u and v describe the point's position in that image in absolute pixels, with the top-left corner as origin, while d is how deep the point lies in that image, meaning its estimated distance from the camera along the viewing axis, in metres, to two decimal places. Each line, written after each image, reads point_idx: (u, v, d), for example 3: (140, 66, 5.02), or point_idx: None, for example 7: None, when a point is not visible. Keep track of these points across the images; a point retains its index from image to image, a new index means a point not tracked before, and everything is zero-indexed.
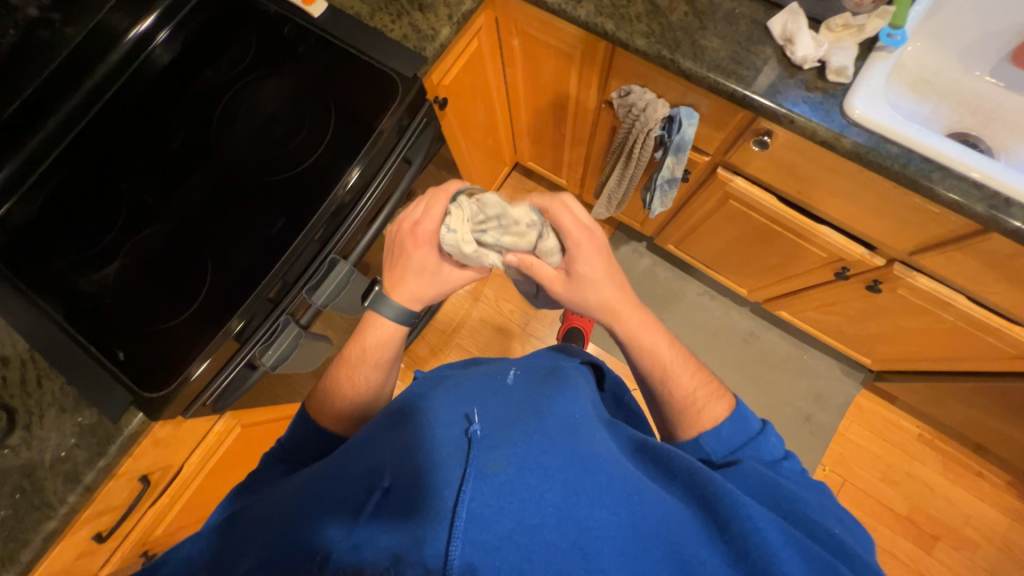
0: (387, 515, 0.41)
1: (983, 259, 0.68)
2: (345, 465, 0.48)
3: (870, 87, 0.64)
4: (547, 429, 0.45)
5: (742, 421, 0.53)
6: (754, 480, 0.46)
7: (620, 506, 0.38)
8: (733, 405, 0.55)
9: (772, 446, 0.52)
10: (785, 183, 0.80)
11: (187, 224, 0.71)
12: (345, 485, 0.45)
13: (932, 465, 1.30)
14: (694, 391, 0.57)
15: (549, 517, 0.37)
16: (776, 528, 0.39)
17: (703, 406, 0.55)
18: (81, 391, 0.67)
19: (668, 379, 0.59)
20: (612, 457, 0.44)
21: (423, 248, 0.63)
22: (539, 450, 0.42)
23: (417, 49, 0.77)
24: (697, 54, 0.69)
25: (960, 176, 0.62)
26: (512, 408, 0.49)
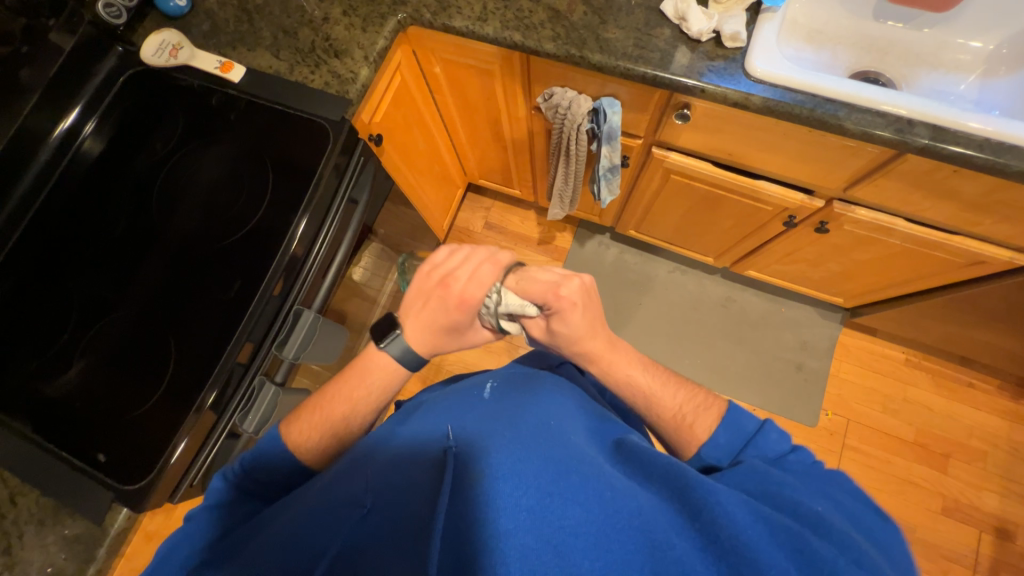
0: (370, 535, 0.42)
1: (907, 180, 0.72)
2: (326, 493, 0.46)
3: (766, 45, 0.69)
4: (523, 434, 0.46)
5: (734, 426, 0.53)
6: (745, 471, 0.45)
7: (594, 504, 0.39)
8: (722, 413, 0.55)
9: (774, 443, 0.50)
10: (715, 148, 0.84)
11: (144, 306, 0.70)
12: (324, 505, 0.45)
13: (925, 386, 1.33)
14: (681, 408, 0.57)
15: (522, 521, 0.38)
16: (745, 507, 0.38)
17: (693, 425, 0.55)
18: (58, 501, 0.65)
19: (652, 404, 0.58)
20: (589, 453, 0.44)
21: (462, 310, 0.60)
22: (515, 457, 0.43)
23: (341, 93, 0.79)
24: (605, 47, 0.73)
25: (865, 109, 0.66)
26: (491, 417, 0.50)
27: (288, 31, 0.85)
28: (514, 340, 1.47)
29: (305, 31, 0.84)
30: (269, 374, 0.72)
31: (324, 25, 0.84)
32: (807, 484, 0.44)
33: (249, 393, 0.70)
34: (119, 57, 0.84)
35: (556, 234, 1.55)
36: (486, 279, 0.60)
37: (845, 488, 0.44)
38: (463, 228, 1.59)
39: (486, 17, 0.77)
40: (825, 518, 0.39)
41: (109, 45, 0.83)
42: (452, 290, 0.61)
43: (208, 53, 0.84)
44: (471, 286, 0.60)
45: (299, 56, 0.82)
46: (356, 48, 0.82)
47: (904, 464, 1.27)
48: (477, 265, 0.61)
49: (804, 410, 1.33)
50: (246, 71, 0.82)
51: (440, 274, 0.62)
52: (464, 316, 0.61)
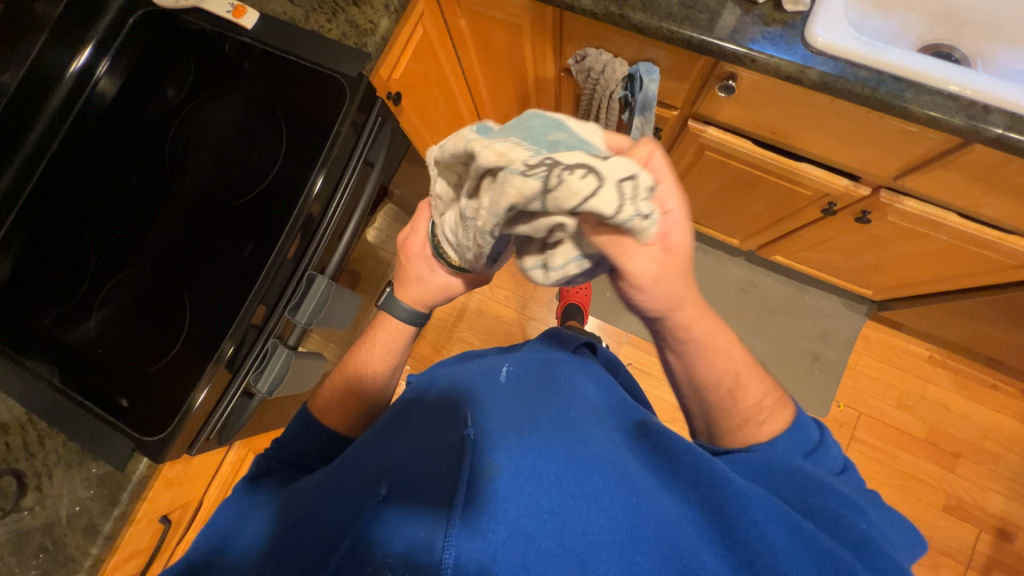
0: (391, 510, 0.42)
1: (967, 172, 0.66)
2: (346, 474, 0.47)
3: (831, 10, 0.61)
4: (544, 430, 0.45)
5: (803, 434, 0.52)
6: (781, 477, 0.44)
7: (618, 510, 0.38)
8: (793, 418, 0.53)
9: (826, 456, 0.51)
10: (758, 125, 0.77)
11: (160, 262, 0.70)
12: (343, 490, 0.46)
13: (945, 384, 1.30)
14: (761, 401, 0.54)
15: (543, 523, 0.38)
16: (785, 526, 0.36)
17: (772, 414, 0.53)
18: (84, 445, 0.67)
19: (738, 388, 0.54)
20: (610, 454, 0.44)
21: (415, 261, 0.64)
22: (534, 455, 0.43)
23: (359, 46, 0.74)
24: (648, 5, 0.66)
25: (936, 90, 0.59)
26: (510, 407, 0.49)
27: None
28: (526, 311, 1.46)
29: None
30: (282, 337, 0.72)
31: None
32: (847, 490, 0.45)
33: (263, 354, 0.71)
34: None
35: None
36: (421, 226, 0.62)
37: (886, 511, 0.45)
38: None
39: None
40: (873, 538, 0.38)
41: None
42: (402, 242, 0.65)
43: None
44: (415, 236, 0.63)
45: (315, 2, 0.77)
46: None
47: (912, 461, 1.26)
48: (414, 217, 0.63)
49: (816, 399, 1.31)
50: (261, 17, 0.77)
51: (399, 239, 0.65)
52: (418, 265, 0.63)
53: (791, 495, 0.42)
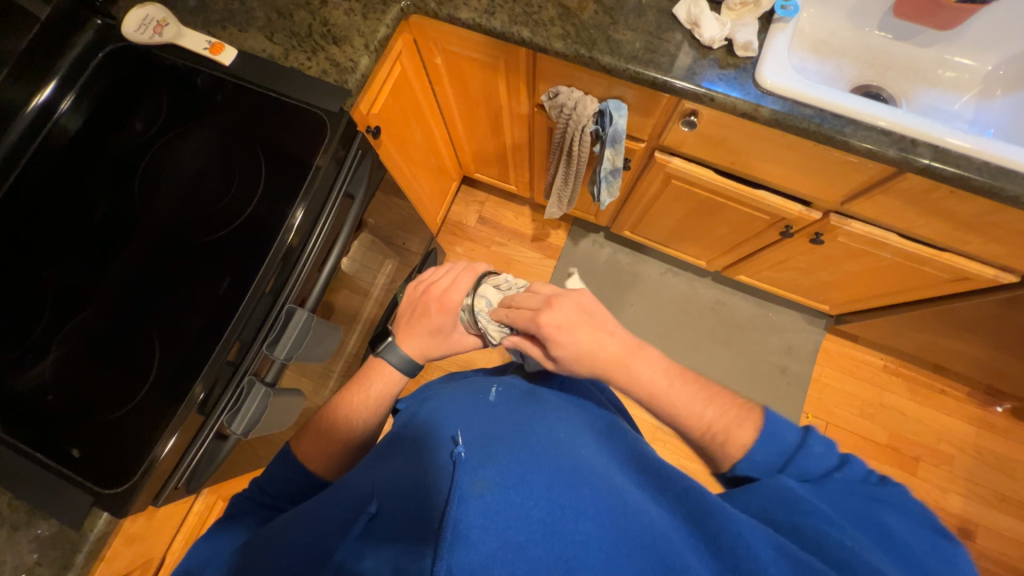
0: (374, 540, 0.41)
1: (903, 198, 0.74)
2: (336, 505, 0.46)
3: (777, 55, 0.68)
4: (532, 447, 0.45)
5: (773, 439, 0.50)
6: (770, 493, 0.43)
7: (605, 517, 0.38)
8: (761, 425, 0.52)
9: (817, 460, 0.47)
10: (719, 156, 0.83)
11: (126, 300, 0.67)
12: (332, 513, 0.45)
13: (900, 391, 1.38)
14: (711, 423, 0.54)
15: (533, 534, 0.37)
16: (762, 538, 0.37)
17: (732, 432, 0.52)
18: (34, 504, 0.61)
19: (681, 419, 0.56)
20: (595, 467, 0.44)
21: (444, 313, 0.71)
22: (523, 467, 0.42)
23: (339, 82, 0.75)
24: (615, 49, 0.71)
25: (870, 126, 0.66)
26: (498, 426, 0.50)
27: (283, 13, 0.80)
28: None
29: (301, 14, 0.80)
30: (258, 374, 0.69)
31: (322, 9, 0.80)
32: (842, 507, 0.42)
33: (238, 393, 0.67)
34: (97, 31, 0.78)
35: (550, 231, 1.55)
36: (463, 286, 0.72)
37: (901, 512, 0.41)
38: (457, 222, 1.57)
39: (494, 10, 0.74)
40: (860, 554, 0.36)
41: (86, 17, 0.77)
42: (433, 295, 0.72)
43: (196, 32, 0.79)
44: (450, 293, 0.71)
45: (295, 41, 0.78)
46: (356, 35, 0.78)
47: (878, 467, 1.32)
48: (456, 275, 0.73)
49: (787, 413, 1.36)
50: (238, 54, 0.78)
51: (426, 285, 0.74)
52: (444, 318, 0.70)
53: (775, 514, 0.41)
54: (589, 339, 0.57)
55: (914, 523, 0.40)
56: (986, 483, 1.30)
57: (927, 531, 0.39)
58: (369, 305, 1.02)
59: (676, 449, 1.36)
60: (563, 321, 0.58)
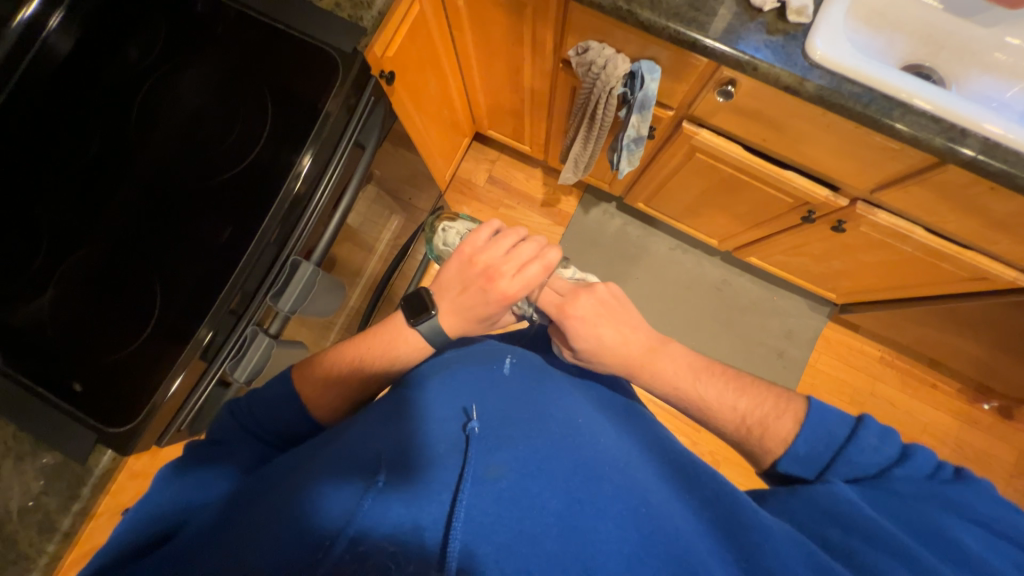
0: (382, 506, 0.39)
1: (937, 191, 0.71)
2: (343, 465, 0.44)
3: (832, 24, 0.62)
4: (549, 434, 0.46)
5: (820, 432, 0.51)
6: (824, 507, 0.43)
7: (625, 518, 0.40)
8: (801, 416, 0.53)
9: (871, 453, 0.47)
10: (750, 131, 0.79)
11: (125, 239, 0.65)
12: (345, 473, 0.43)
13: (892, 383, 1.40)
14: (750, 416, 0.56)
15: (549, 526, 0.38)
16: (801, 553, 0.38)
17: (767, 428, 0.55)
18: (40, 436, 0.61)
19: (714, 412, 0.58)
20: (612, 461, 0.46)
21: (502, 306, 0.62)
22: (542, 455, 0.43)
23: (354, 18, 0.67)
24: (656, 4, 0.65)
25: (919, 111, 0.62)
26: (513, 406, 0.50)
27: None
28: None
29: None
30: (262, 325, 0.69)
31: None
32: (907, 520, 0.40)
33: (240, 342, 0.67)
34: None
35: (561, 197, 1.50)
36: (532, 279, 0.61)
37: (981, 532, 0.38)
38: (465, 180, 1.52)
39: None
40: None
41: None
42: (495, 283, 0.62)
43: None
44: (515, 285, 0.61)
45: None
46: None
47: None
48: (525, 262, 0.62)
49: None
50: None
51: (485, 264, 0.63)
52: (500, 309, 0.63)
53: (827, 531, 0.41)
54: (613, 334, 0.61)
55: (984, 532, 0.38)
56: None
57: (1008, 548, 0.38)
58: (373, 261, 1.00)
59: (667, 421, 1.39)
60: (603, 316, 0.62)
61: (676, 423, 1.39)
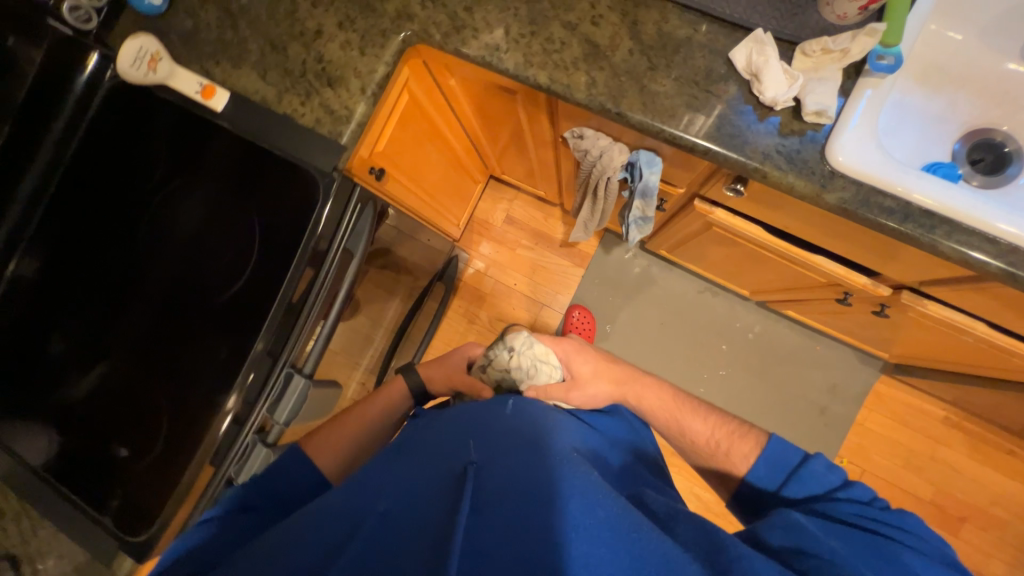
0: (383, 538, 0.45)
1: (999, 300, 0.59)
2: (347, 502, 0.50)
3: (860, 123, 0.53)
4: (544, 462, 0.50)
5: (777, 455, 0.61)
6: (787, 523, 0.48)
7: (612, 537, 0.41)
8: (759, 442, 0.63)
9: (822, 476, 0.57)
10: (770, 218, 0.70)
11: (137, 357, 0.70)
12: (350, 508, 0.49)
13: (958, 447, 1.24)
14: (715, 435, 0.68)
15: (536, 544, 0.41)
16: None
17: (726, 454, 0.65)
18: (73, 537, 0.68)
19: (690, 430, 0.70)
20: (603, 489, 0.47)
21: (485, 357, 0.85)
22: (535, 483, 0.48)
23: (334, 135, 0.66)
24: (649, 104, 0.58)
25: (971, 229, 0.51)
26: (512, 443, 0.56)
27: (276, 45, 0.68)
28: None
29: (295, 48, 0.68)
30: (263, 433, 0.70)
31: (316, 42, 0.67)
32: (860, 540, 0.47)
33: (243, 449, 0.69)
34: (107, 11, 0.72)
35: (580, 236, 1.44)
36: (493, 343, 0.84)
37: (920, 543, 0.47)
38: (482, 220, 1.49)
39: (507, 46, 0.62)
40: None
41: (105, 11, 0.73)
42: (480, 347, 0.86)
43: (191, 71, 0.70)
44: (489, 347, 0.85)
45: (289, 82, 0.67)
46: (352, 75, 0.66)
47: None
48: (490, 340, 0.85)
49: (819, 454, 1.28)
50: (232, 96, 0.69)
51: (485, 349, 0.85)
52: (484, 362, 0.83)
53: (801, 546, 0.46)
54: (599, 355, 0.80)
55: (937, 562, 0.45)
56: None
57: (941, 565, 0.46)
58: (380, 336, 0.96)
59: (692, 475, 1.32)
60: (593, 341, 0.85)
61: (700, 480, 1.31)
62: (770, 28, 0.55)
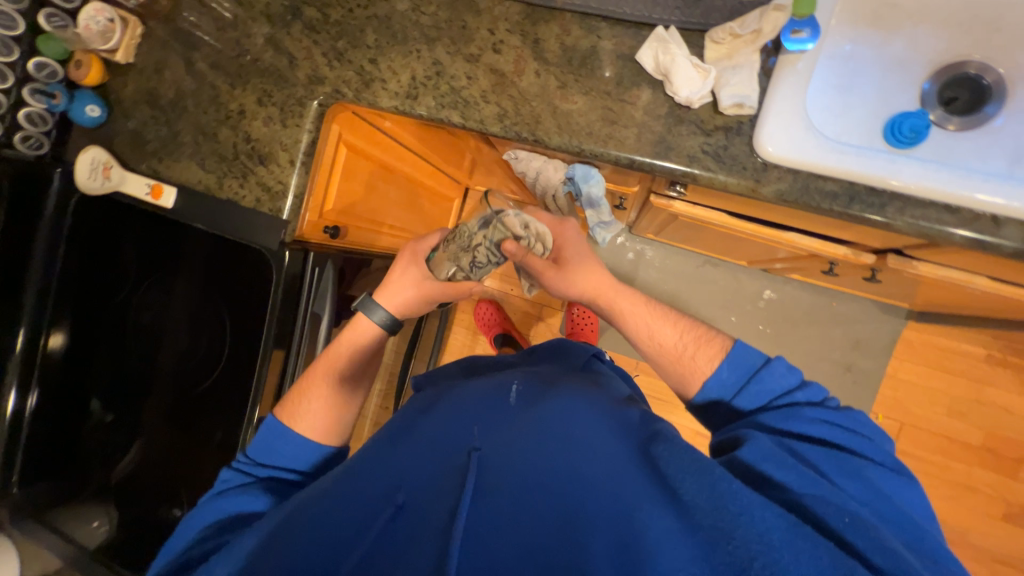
0: (394, 533, 0.42)
1: (988, 259, 0.54)
2: (356, 487, 0.47)
3: (788, 107, 0.49)
4: (547, 442, 0.47)
5: (739, 360, 0.55)
6: (769, 447, 0.44)
7: (616, 521, 0.39)
8: (725, 349, 0.58)
9: (779, 378, 0.54)
10: (727, 206, 0.66)
11: (160, 440, 0.80)
12: (358, 498, 0.46)
13: (1006, 385, 1.15)
14: (682, 341, 0.61)
15: (543, 534, 0.39)
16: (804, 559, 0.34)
17: (692, 359, 0.59)
18: None
19: (656, 339, 0.63)
20: (608, 465, 0.44)
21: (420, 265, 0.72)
22: (540, 466, 0.44)
23: (275, 210, 0.68)
24: (564, 126, 0.56)
25: (929, 199, 0.47)
26: (513, 419, 0.51)
27: (207, 132, 0.70)
28: None
29: (224, 131, 0.69)
30: None
31: (242, 121, 0.68)
32: (829, 460, 0.46)
33: None
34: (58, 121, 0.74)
35: None
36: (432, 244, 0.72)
37: (886, 458, 0.47)
38: None
39: (416, 92, 0.61)
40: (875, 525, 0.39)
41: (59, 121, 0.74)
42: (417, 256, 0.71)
43: (139, 173, 0.73)
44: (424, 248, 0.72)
45: (225, 166, 0.70)
46: (280, 148, 0.67)
47: (965, 470, 1.16)
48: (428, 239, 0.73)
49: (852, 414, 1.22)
50: (178, 191, 0.72)
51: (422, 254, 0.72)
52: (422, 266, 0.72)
53: (790, 476, 0.43)
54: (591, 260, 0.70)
55: (892, 474, 0.46)
56: None
57: (892, 476, 0.46)
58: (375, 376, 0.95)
59: None
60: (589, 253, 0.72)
61: None
62: (674, 22, 0.52)
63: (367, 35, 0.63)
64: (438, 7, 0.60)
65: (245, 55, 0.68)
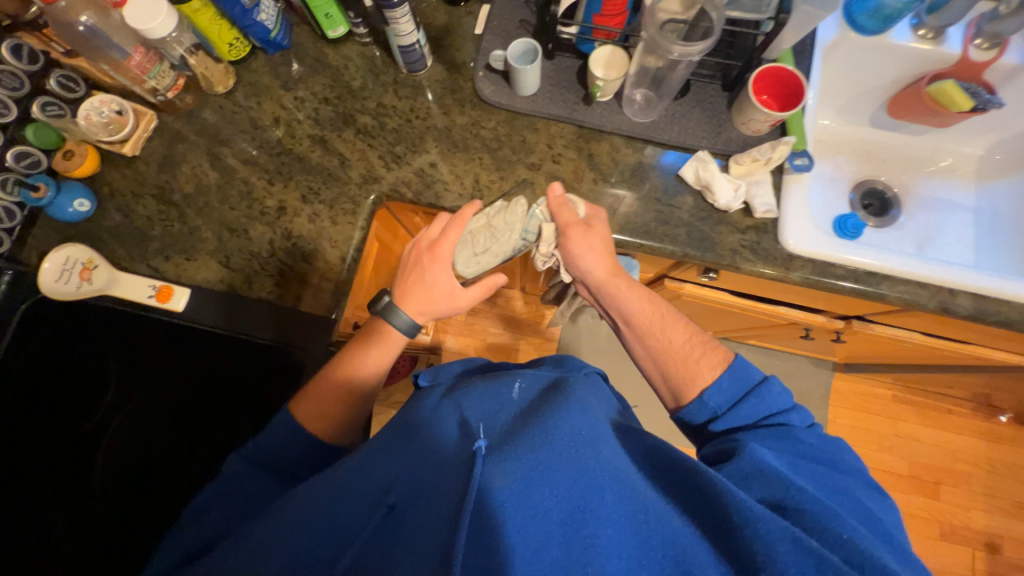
0: (383, 542, 0.39)
1: (934, 320, 0.71)
2: (334, 502, 0.41)
3: (799, 213, 0.63)
4: (552, 438, 0.39)
5: (741, 371, 0.51)
6: (752, 464, 0.41)
7: (626, 522, 0.35)
8: (728, 361, 0.53)
9: (779, 395, 0.49)
10: (738, 287, 0.78)
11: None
12: (348, 505, 0.41)
13: (911, 418, 1.41)
14: (686, 346, 0.56)
15: (552, 534, 0.34)
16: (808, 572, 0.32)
17: (693, 363, 0.54)
18: None
19: (657, 341, 0.57)
20: (619, 468, 0.38)
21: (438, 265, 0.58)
22: (547, 459, 0.37)
23: (322, 310, 0.63)
24: (624, 225, 0.64)
25: (905, 278, 0.62)
26: (518, 412, 0.44)
27: (235, 227, 0.65)
28: None
29: (257, 227, 0.65)
30: None
31: (282, 218, 0.65)
32: (822, 484, 0.41)
33: None
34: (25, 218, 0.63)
35: None
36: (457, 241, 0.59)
37: (860, 475, 0.44)
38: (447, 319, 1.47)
39: (481, 193, 0.65)
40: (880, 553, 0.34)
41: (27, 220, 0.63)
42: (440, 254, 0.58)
43: (136, 274, 0.63)
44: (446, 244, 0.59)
45: (258, 264, 0.64)
46: (328, 244, 0.64)
47: (902, 498, 1.35)
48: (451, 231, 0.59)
49: None
50: (191, 292, 0.63)
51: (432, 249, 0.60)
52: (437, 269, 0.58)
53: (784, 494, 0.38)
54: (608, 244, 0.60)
55: (879, 496, 0.43)
56: (999, 493, 1.35)
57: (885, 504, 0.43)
58: None
59: None
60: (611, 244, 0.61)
61: None
62: (703, 147, 0.65)
63: (427, 142, 0.67)
64: (498, 123, 0.67)
65: (287, 154, 0.67)
